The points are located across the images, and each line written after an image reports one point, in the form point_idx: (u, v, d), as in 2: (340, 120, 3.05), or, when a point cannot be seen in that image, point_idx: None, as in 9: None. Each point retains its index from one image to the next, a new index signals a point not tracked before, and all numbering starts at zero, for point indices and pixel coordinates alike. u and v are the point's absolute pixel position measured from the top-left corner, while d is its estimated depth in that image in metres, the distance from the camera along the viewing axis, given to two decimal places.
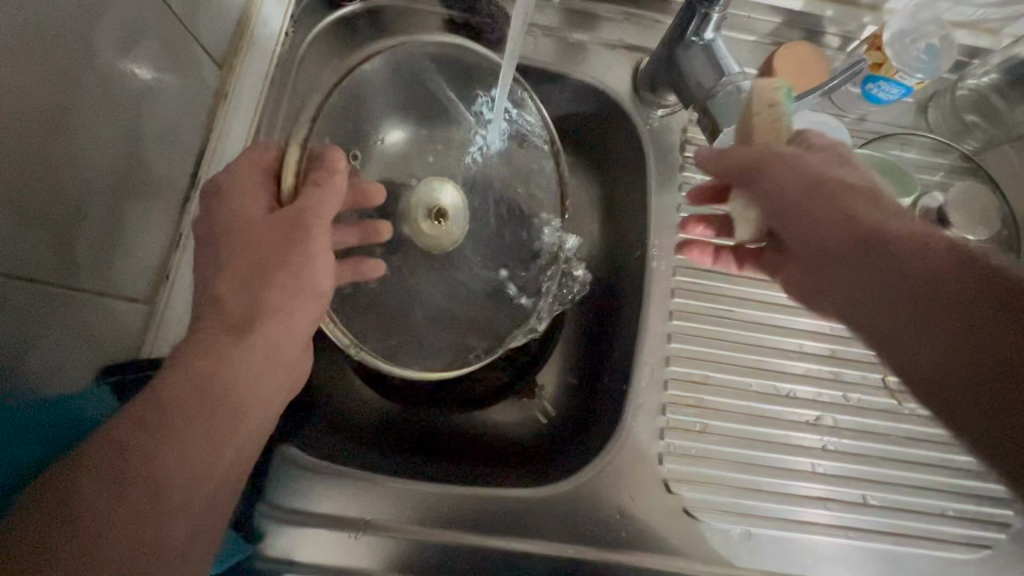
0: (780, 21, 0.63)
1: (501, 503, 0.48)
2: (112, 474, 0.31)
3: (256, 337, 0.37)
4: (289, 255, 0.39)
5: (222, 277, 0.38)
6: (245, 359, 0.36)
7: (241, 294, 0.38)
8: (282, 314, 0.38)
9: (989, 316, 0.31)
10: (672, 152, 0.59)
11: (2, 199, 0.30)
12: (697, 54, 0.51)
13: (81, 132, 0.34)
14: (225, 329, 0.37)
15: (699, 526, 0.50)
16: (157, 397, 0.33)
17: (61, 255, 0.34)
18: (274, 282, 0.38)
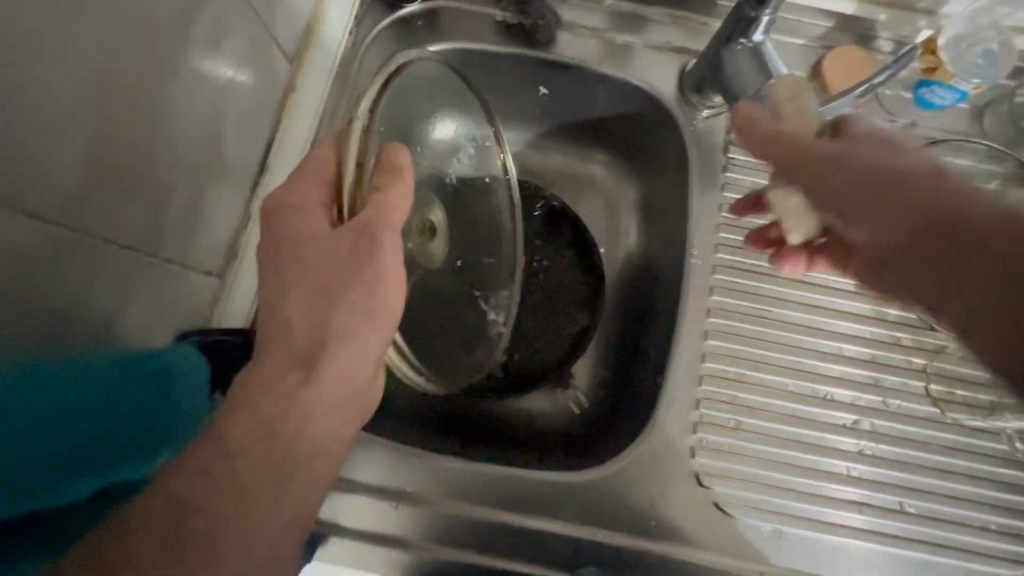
0: (830, 25, 0.63)
1: (536, 485, 0.49)
2: (173, 518, 0.32)
3: (322, 372, 0.37)
4: (359, 274, 0.38)
5: (290, 302, 0.38)
6: (310, 398, 0.36)
7: (312, 320, 0.38)
8: (354, 340, 0.38)
9: (987, 270, 0.32)
10: (716, 153, 0.60)
11: (110, 173, 0.34)
12: (744, 57, 0.52)
13: (175, 117, 0.38)
14: (292, 360, 0.37)
15: (728, 520, 0.50)
16: (216, 436, 0.35)
17: (154, 227, 0.38)
18: (344, 303, 0.38)
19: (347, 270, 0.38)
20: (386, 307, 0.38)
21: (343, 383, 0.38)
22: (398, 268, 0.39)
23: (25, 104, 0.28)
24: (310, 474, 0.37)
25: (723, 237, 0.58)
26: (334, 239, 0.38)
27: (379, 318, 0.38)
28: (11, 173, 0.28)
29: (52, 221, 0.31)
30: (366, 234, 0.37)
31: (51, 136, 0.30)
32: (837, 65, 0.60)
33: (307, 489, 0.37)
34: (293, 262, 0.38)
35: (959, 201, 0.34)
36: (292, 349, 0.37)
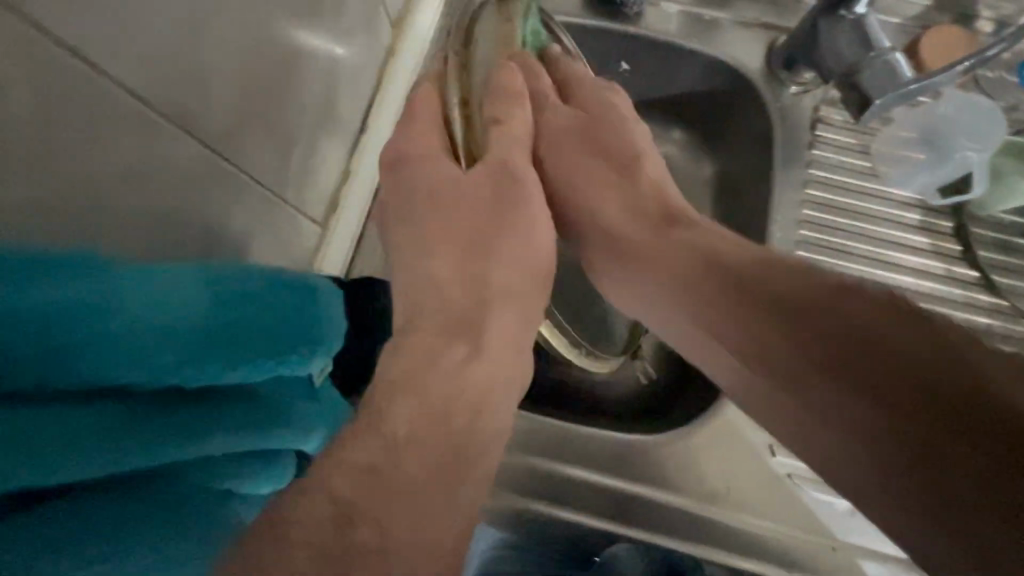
0: (928, 4, 0.62)
1: (612, 445, 0.50)
2: (363, 474, 0.29)
3: (487, 326, 0.38)
4: (512, 226, 0.42)
5: (442, 258, 0.40)
6: (480, 368, 0.36)
7: (470, 284, 0.39)
8: (517, 294, 0.40)
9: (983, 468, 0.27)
10: (803, 130, 0.60)
11: (254, 112, 0.37)
12: (844, 28, 0.51)
13: (305, 68, 0.41)
14: (453, 332, 0.37)
15: (801, 495, 0.51)
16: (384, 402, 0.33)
17: (280, 170, 0.41)
18: (501, 256, 0.41)
19: (496, 226, 0.41)
20: (541, 257, 0.43)
21: (510, 348, 0.39)
22: (542, 213, 0.43)
23: (206, 36, 0.31)
24: (486, 439, 0.35)
25: (806, 214, 0.58)
26: (457, 191, 0.42)
27: (529, 270, 0.42)
28: (192, 99, 0.32)
29: (212, 149, 0.34)
30: (509, 179, 0.43)
31: (220, 69, 0.33)
32: (935, 43, 0.58)
33: (470, 470, 0.33)
34: (439, 231, 0.41)
35: (915, 383, 0.31)
36: (452, 316, 0.38)
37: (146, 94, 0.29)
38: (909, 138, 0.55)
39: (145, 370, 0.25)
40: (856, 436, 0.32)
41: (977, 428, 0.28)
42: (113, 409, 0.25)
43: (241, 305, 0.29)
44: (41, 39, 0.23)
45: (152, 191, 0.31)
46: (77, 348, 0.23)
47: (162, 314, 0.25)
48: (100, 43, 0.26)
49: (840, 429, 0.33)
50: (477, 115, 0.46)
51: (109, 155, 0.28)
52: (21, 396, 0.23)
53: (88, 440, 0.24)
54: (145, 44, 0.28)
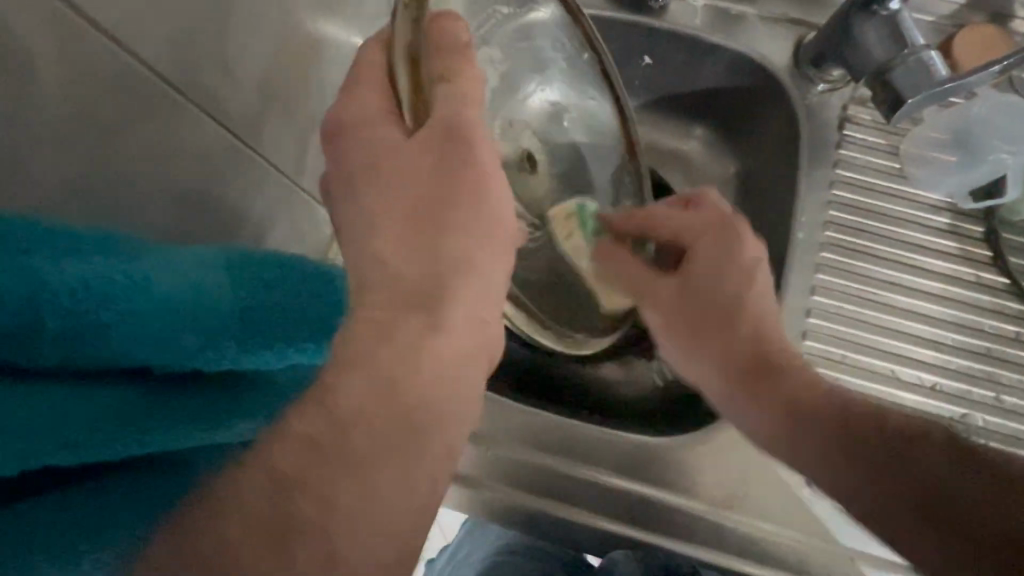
0: (963, 2, 0.60)
1: (629, 447, 0.49)
2: (277, 482, 0.26)
3: (448, 307, 0.31)
4: (464, 194, 0.32)
5: (388, 234, 0.32)
6: (441, 346, 0.30)
7: (424, 262, 0.31)
8: (475, 271, 0.32)
9: (970, 484, 0.38)
10: (830, 129, 0.58)
11: (276, 95, 0.36)
12: (877, 25, 0.50)
13: (326, 53, 0.40)
14: (405, 305, 0.30)
15: (819, 503, 0.49)
16: (327, 397, 0.28)
17: (299, 155, 0.41)
18: (451, 227, 0.32)
19: (441, 192, 0.32)
20: (495, 224, 0.33)
21: (475, 326, 0.32)
22: (495, 168, 0.33)
23: (233, 17, 0.31)
24: (446, 443, 0.30)
25: (832, 215, 0.56)
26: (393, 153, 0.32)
27: (492, 244, 0.33)
28: (216, 81, 0.31)
29: (233, 132, 0.34)
30: (454, 136, 0.32)
31: (245, 52, 0.32)
32: (969, 43, 0.56)
33: (442, 475, 0.30)
34: (379, 197, 0.32)
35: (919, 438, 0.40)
36: (404, 292, 0.31)
37: (168, 74, 0.28)
38: (940, 139, 0.55)
39: (165, 355, 0.23)
40: (853, 478, 0.41)
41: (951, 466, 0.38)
42: (127, 395, 0.23)
43: (263, 288, 0.27)
44: (70, 13, 0.23)
45: (172, 174, 0.30)
46: (97, 327, 0.21)
47: (187, 294, 0.23)
48: (129, 20, 0.25)
49: (864, 491, 0.40)
50: (416, 33, 0.34)
51: (120, 125, 0.27)
52: (30, 372, 0.21)
53: (102, 424, 0.22)
54: (173, 23, 0.27)
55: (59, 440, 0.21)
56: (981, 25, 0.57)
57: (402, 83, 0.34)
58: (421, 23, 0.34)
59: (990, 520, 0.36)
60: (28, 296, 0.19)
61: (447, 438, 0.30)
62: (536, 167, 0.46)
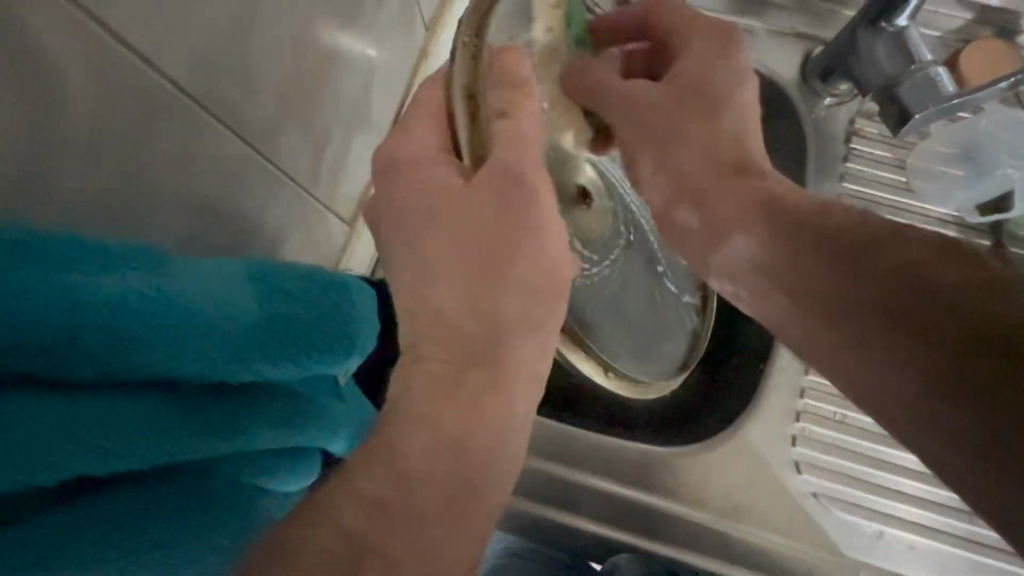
0: (970, 17, 0.60)
1: (637, 455, 0.50)
2: (359, 542, 0.27)
3: (508, 359, 0.32)
4: (521, 254, 0.33)
5: (448, 287, 0.32)
6: (497, 407, 0.32)
7: (482, 316, 0.32)
8: (529, 328, 0.33)
9: (986, 392, 0.27)
10: (837, 143, 0.59)
11: (293, 108, 0.37)
12: (884, 40, 0.51)
13: (343, 68, 0.41)
14: (465, 359, 0.32)
15: (827, 514, 0.49)
16: (392, 453, 0.30)
17: (314, 167, 0.41)
18: (513, 285, 0.33)
19: (500, 249, 0.32)
20: (553, 280, 0.34)
21: (529, 377, 0.33)
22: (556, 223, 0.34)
23: (251, 35, 0.32)
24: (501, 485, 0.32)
25: None
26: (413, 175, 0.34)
27: (546, 299, 0.34)
28: (235, 95, 0.32)
29: (252, 145, 0.35)
30: (511, 182, 0.32)
31: (264, 68, 0.33)
32: (976, 57, 0.57)
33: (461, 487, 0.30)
34: (437, 245, 0.33)
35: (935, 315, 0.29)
36: (461, 343, 0.32)
37: (187, 87, 0.29)
38: (947, 154, 0.56)
39: (193, 366, 0.24)
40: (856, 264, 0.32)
41: (972, 319, 0.28)
42: (159, 405, 0.24)
43: (284, 300, 0.28)
44: (101, 36, 0.24)
45: (195, 186, 0.31)
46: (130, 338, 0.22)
47: (213, 308, 0.24)
48: (155, 41, 0.26)
49: (832, 298, 0.33)
50: (477, 68, 0.33)
51: (141, 135, 0.27)
52: (67, 385, 0.21)
53: (136, 435, 0.23)
54: (195, 43, 0.28)
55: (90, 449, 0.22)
56: (988, 39, 0.58)
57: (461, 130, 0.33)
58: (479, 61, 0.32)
59: (960, 310, 0.29)
60: (67, 312, 0.20)
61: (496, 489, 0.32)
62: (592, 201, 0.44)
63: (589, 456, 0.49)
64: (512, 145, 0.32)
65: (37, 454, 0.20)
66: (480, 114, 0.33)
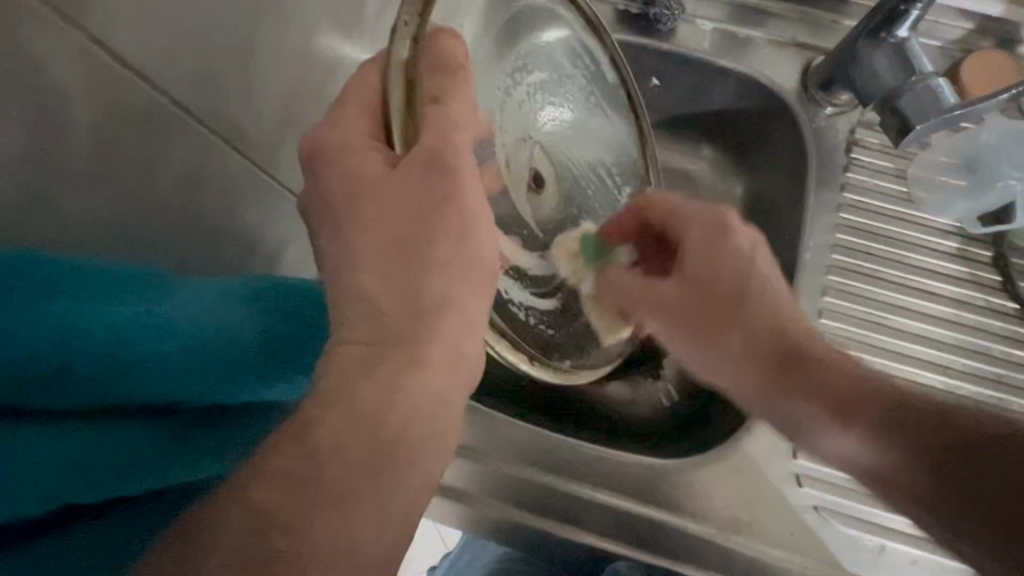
0: (972, 28, 0.60)
1: (639, 469, 0.49)
2: (264, 522, 0.26)
3: (431, 343, 0.30)
4: (446, 232, 0.31)
5: (362, 269, 0.30)
6: (419, 389, 0.30)
7: (401, 298, 0.30)
8: (456, 310, 0.31)
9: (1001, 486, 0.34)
10: (837, 152, 0.59)
11: (295, 123, 0.37)
12: (883, 52, 0.50)
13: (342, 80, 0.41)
14: (378, 341, 0.30)
15: (826, 528, 0.49)
16: (300, 434, 0.28)
17: None
18: (436, 265, 0.31)
19: (423, 230, 0.31)
20: (487, 257, 0.32)
21: (455, 361, 0.31)
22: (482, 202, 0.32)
23: (254, 48, 0.32)
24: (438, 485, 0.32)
25: (840, 237, 0.56)
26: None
27: (478, 278, 0.32)
28: (238, 111, 0.32)
29: (254, 162, 0.35)
30: (438, 162, 0.30)
31: (267, 82, 0.33)
32: (976, 68, 0.57)
33: None
34: (360, 222, 0.31)
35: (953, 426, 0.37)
36: (378, 327, 0.30)
37: (185, 100, 0.28)
38: (946, 163, 0.54)
39: (187, 390, 0.24)
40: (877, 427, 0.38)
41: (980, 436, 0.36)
42: (145, 427, 0.24)
43: (273, 320, 0.28)
44: (95, 49, 0.24)
45: (201, 204, 0.31)
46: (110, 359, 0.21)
47: (202, 332, 0.24)
48: (157, 57, 0.26)
49: (902, 479, 0.37)
50: (415, 54, 0.31)
51: (138, 149, 0.27)
52: (53, 415, 0.21)
53: (121, 459, 0.23)
54: (199, 57, 0.28)
55: (78, 476, 0.22)
56: (989, 50, 0.58)
57: (393, 122, 0.31)
58: (421, 42, 0.31)
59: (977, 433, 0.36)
60: (54, 349, 0.20)
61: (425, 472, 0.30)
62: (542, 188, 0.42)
63: (562, 452, 0.49)
64: (437, 130, 0.30)
65: (25, 484, 0.20)
66: (415, 98, 0.31)
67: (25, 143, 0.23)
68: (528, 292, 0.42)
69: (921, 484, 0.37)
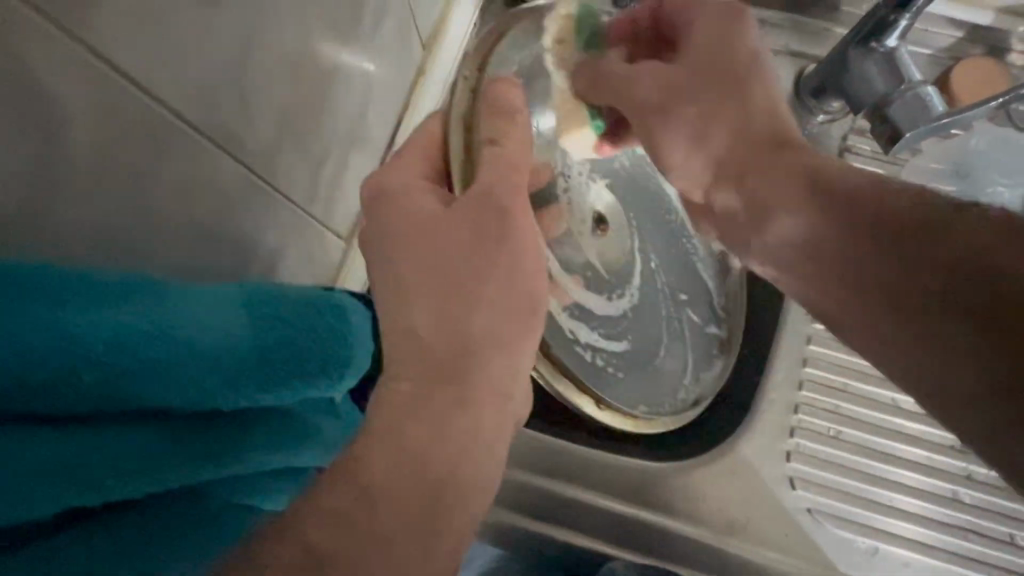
0: (961, 36, 0.61)
1: (634, 471, 0.50)
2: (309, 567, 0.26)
3: (476, 375, 0.32)
4: (496, 274, 0.34)
5: (417, 305, 0.33)
6: (466, 428, 0.32)
7: (450, 336, 0.33)
8: (499, 349, 0.33)
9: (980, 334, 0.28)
10: (829, 158, 0.59)
11: (292, 131, 0.38)
12: (874, 60, 0.51)
13: (339, 90, 0.42)
14: (430, 380, 0.32)
15: (821, 530, 0.50)
16: (350, 469, 0.29)
17: (312, 183, 0.42)
18: (483, 303, 0.33)
19: (468, 269, 0.33)
20: (527, 295, 0.35)
21: (496, 401, 0.33)
22: (536, 244, 0.35)
23: (250, 57, 0.32)
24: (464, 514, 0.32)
25: None
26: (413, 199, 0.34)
27: (514, 317, 0.34)
28: (234, 118, 0.32)
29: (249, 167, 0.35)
30: (489, 209, 0.34)
31: (261, 90, 0.34)
32: (966, 76, 0.57)
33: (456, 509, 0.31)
34: (412, 262, 0.33)
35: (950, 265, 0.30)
36: (428, 363, 0.32)
37: (179, 108, 0.29)
38: (940, 170, 0.56)
39: (185, 397, 0.24)
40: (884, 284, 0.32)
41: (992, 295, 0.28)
42: (152, 435, 0.23)
43: (278, 326, 0.28)
44: (98, 64, 0.24)
45: (197, 211, 0.32)
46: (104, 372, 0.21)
47: (206, 338, 0.24)
48: (153, 70, 0.27)
49: (843, 276, 0.34)
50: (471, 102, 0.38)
51: (135, 159, 0.27)
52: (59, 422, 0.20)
53: (128, 467, 0.22)
54: (197, 68, 0.29)
55: (87, 484, 0.21)
56: (978, 58, 0.59)
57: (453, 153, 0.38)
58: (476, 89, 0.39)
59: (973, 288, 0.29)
60: (61, 351, 0.19)
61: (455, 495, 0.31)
62: (604, 226, 0.48)
63: (558, 455, 0.50)
64: (495, 167, 0.35)
65: (32, 492, 0.19)
66: (473, 145, 0.37)
67: (32, 153, 0.23)
68: (595, 333, 0.47)
69: (963, 341, 0.28)
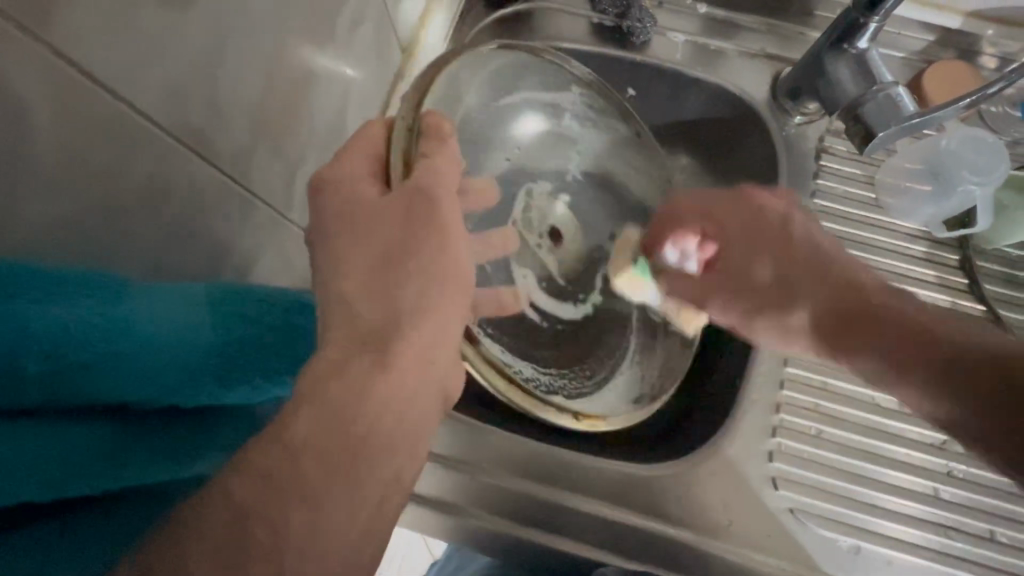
0: (932, 39, 0.62)
1: (617, 473, 0.49)
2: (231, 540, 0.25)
3: (401, 348, 0.32)
4: (425, 241, 0.34)
5: (350, 274, 0.33)
6: (389, 383, 0.31)
7: (379, 298, 0.33)
8: (432, 312, 0.34)
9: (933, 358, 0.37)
10: (807, 160, 0.60)
11: (269, 134, 0.38)
12: (847, 61, 0.53)
13: (318, 94, 0.42)
14: (360, 341, 0.31)
15: (801, 531, 0.49)
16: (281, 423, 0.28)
17: (288, 190, 0.42)
18: (414, 273, 0.34)
19: (403, 239, 0.34)
20: (458, 270, 0.35)
21: (424, 357, 0.33)
22: (459, 226, 0.36)
23: (219, 59, 0.32)
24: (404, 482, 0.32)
25: None
26: (396, 206, 0.35)
27: (456, 286, 0.35)
28: (206, 119, 0.32)
29: (223, 170, 0.35)
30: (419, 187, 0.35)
31: (235, 91, 0.34)
32: (938, 77, 0.59)
33: None
34: (353, 246, 0.34)
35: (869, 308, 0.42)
36: (358, 328, 0.32)
37: (149, 105, 0.28)
38: (912, 169, 0.56)
39: (145, 392, 0.24)
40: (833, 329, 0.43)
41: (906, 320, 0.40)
42: (109, 430, 0.23)
43: (238, 323, 0.28)
44: (62, 64, 0.24)
45: (166, 213, 0.31)
46: (68, 359, 0.21)
47: (168, 333, 0.24)
48: (122, 70, 0.26)
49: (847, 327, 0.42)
50: (409, 140, 0.38)
51: (94, 159, 0.26)
52: (14, 415, 0.20)
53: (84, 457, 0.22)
54: (167, 70, 0.29)
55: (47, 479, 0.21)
56: (949, 61, 0.60)
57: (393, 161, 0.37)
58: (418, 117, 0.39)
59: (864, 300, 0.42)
60: (8, 340, 0.19)
61: (393, 461, 0.31)
62: (559, 238, 0.54)
63: (544, 458, 0.49)
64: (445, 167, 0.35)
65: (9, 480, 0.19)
66: (413, 159, 0.37)
67: None
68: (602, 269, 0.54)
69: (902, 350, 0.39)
